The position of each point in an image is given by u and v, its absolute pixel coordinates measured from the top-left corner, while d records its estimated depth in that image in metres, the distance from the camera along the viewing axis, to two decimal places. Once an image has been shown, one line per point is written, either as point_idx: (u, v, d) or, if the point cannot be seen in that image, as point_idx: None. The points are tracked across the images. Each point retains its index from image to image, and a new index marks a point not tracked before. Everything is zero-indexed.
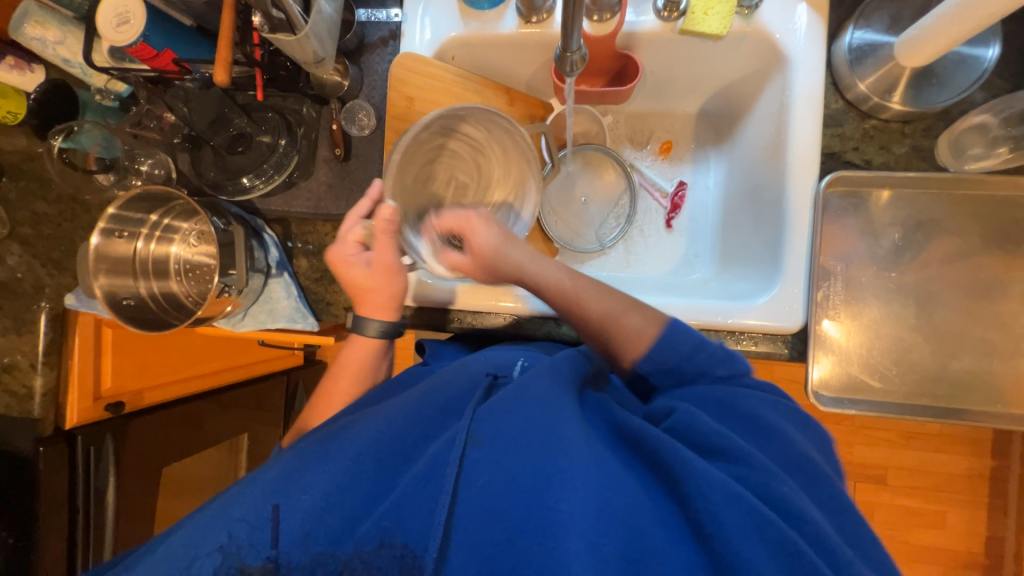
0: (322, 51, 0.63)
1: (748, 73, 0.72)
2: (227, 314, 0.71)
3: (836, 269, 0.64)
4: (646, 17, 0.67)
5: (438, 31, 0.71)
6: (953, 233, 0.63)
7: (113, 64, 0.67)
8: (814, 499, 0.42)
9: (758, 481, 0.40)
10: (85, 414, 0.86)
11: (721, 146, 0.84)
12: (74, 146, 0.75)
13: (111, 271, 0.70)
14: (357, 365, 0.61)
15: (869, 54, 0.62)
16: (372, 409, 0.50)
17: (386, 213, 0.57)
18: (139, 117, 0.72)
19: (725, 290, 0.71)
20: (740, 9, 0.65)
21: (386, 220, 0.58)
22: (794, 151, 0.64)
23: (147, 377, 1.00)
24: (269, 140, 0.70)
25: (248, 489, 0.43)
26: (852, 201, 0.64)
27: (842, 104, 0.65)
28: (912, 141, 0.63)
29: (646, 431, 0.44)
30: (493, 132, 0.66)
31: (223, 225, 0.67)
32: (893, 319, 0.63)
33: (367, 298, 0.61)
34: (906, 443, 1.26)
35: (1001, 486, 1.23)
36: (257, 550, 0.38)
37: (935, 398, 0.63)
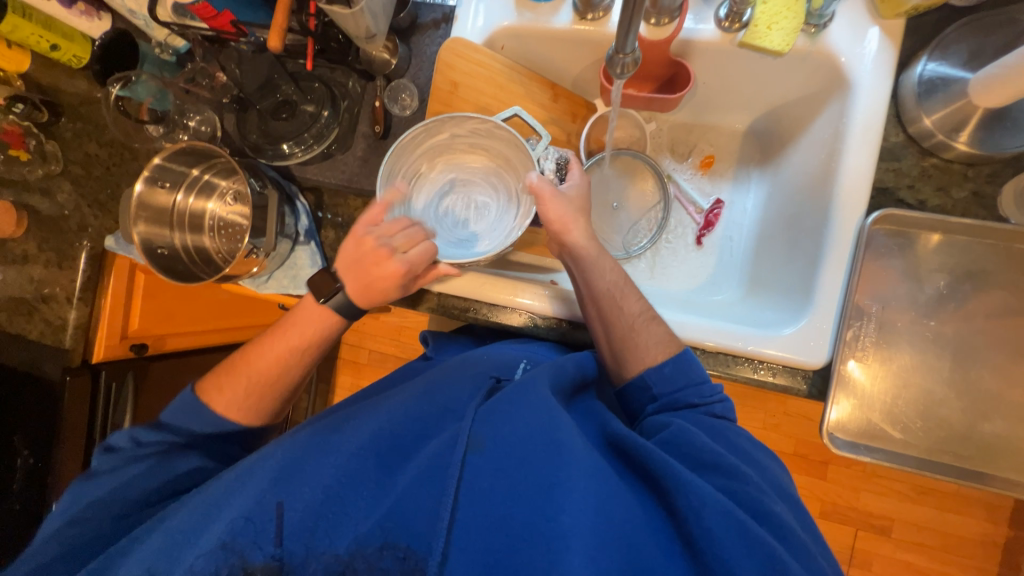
0: (375, 27, 0.63)
1: (804, 95, 0.69)
2: (252, 274, 0.73)
3: (871, 309, 0.61)
4: (705, 25, 0.65)
5: (491, 19, 0.71)
6: (1003, 288, 0.59)
7: (175, 19, 0.68)
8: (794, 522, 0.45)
9: (745, 498, 0.43)
10: (111, 351, 0.91)
11: (765, 167, 0.81)
12: (129, 95, 0.77)
13: (151, 219, 0.73)
14: (302, 332, 0.61)
15: (940, 88, 0.58)
16: (371, 403, 0.54)
17: None
18: (194, 74, 0.77)
19: (749, 318, 0.68)
20: (807, 27, 0.62)
21: None
22: (843, 185, 0.61)
23: (171, 324, 1.04)
24: (312, 110, 0.72)
25: (246, 481, 0.46)
26: (899, 241, 0.61)
27: (903, 138, 0.61)
28: (973, 186, 0.60)
29: (639, 444, 0.46)
30: (491, 141, 0.70)
31: (259, 187, 0.67)
32: (924, 369, 0.60)
33: (374, 285, 0.59)
34: (918, 498, 1.20)
35: (1015, 558, 1.17)
36: (259, 549, 0.41)
37: (958, 457, 0.60)
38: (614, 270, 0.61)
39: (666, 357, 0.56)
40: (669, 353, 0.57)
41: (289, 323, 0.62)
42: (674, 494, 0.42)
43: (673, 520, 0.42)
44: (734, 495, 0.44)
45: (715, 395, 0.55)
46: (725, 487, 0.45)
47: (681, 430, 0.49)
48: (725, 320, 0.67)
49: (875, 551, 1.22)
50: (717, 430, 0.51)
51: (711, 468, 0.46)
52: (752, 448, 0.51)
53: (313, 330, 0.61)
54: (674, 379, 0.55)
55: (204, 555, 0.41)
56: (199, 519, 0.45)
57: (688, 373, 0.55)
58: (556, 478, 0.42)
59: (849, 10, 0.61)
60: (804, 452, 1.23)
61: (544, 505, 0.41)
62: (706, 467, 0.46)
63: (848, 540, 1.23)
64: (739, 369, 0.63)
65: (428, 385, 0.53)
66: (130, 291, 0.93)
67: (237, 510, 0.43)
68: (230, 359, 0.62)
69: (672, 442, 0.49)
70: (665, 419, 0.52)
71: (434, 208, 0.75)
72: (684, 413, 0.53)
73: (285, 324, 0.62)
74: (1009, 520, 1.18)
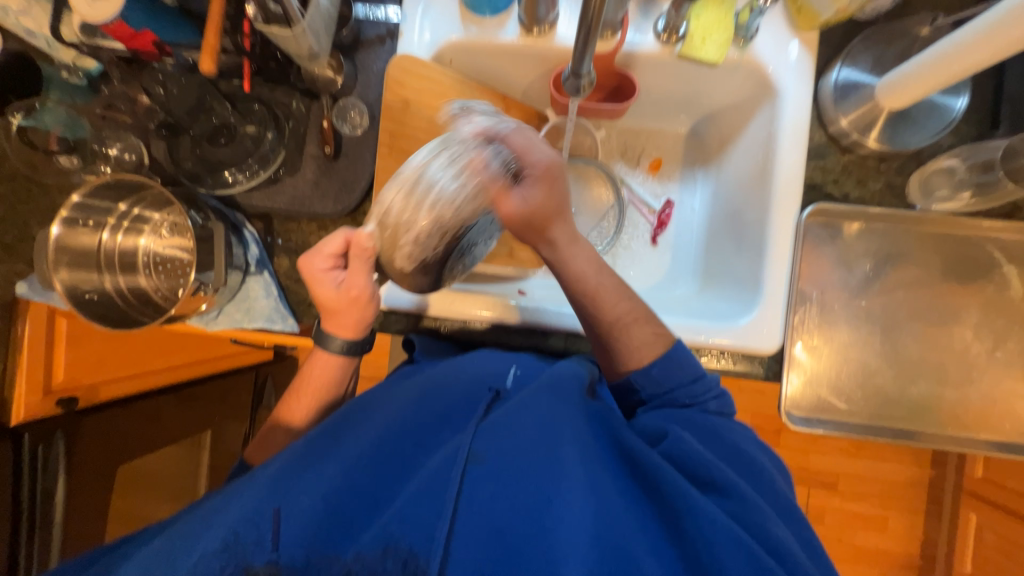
0: (317, 46, 0.60)
1: (739, 100, 0.74)
2: (200, 312, 0.68)
3: (812, 294, 0.68)
4: (645, 37, 0.68)
5: (438, 33, 0.70)
6: (916, 265, 0.67)
7: (84, 39, 0.61)
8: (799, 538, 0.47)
9: (750, 519, 0.44)
10: (29, 410, 0.82)
11: (708, 167, 0.86)
12: (34, 124, 0.70)
13: (73, 264, 0.66)
14: (320, 377, 0.63)
15: (852, 92, 0.65)
16: (368, 404, 0.53)
17: (363, 239, 0.56)
18: (111, 99, 0.68)
19: (706, 310, 0.73)
20: (737, 40, 0.67)
21: (363, 246, 0.56)
22: (779, 178, 0.66)
23: (105, 370, 0.92)
24: (254, 131, 0.69)
25: (246, 489, 0.45)
26: (829, 232, 0.67)
27: (825, 137, 0.68)
28: (887, 178, 0.67)
29: (648, 459, 0.47)
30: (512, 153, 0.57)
31: (200, 221, 0.64)
32: (860, 344, 0.67)
33: (336, 317, 0.60)
34: (856, 452, 1.33)
35: (938, 494, 1.32)
36: (261, 549, 0.40)
37: (893, 419, 0.67)
38: (578, 280, 0.58)
39: (657, 355, 0.57)
40: (663, 346, 0.58)
41: (303, 379, 0.63)
42: (680, 512, 0.44)
43: (676, 539, 0.43)
44: (741, 519, 0.45)
45: (711, 392, 0.57)
46: (730, 509, 0.45)
47: (679, 442, 0.50)
48: (685, 315, 0.71)
49: (826, 505, 1.35)
50: (716, 435, 0.53)
51: (716, 489, 0.47)
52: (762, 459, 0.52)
53: (324, 375, 0.63)
54: (663, 383, 0.56)
55: (203, 557, 0.39)
56: (200, 522, 0.43)
57: (678, 372, 0.56)
58: (555, 491, 0.43)
59: (771, 23, 0.67)
60: (760, 424, 1.33)
61: (545, 516, 0.41)
62: (707, 484, 0.47)
63: (803, 499, 1.35)
64: (704, 362, 0.67)
65: (426, 388, 0.54)
66: (50, 339, 0.84)
67: (235, 515, 0.42)
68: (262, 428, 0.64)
69: (673, 454, 0.50)
70: (662, 425, 0.53)
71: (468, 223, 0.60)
72: (681, 415, 0.55)
73: (298, 381, 0.64)
74: (930, 462, 1.33)
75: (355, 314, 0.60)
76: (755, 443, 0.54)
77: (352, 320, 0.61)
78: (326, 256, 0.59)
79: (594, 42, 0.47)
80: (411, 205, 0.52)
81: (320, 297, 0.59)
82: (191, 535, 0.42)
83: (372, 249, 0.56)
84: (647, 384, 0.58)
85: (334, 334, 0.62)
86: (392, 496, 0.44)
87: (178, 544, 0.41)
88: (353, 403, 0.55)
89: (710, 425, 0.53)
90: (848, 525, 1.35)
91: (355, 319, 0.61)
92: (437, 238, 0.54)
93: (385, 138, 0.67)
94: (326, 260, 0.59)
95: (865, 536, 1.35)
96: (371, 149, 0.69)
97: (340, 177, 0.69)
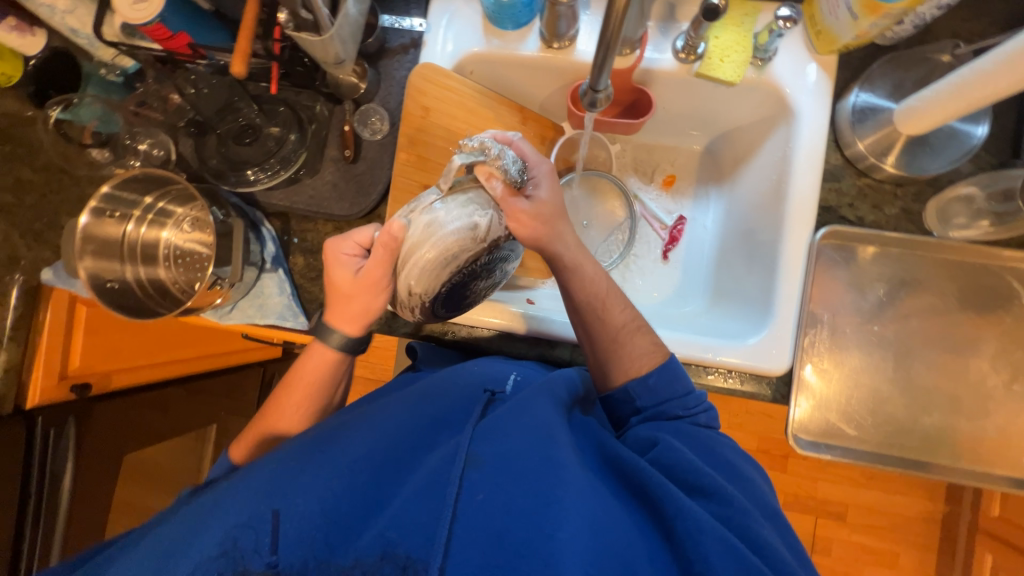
0: (344, 53, 0.62)
1: (755, 121, 0.75)
2: (215, 305, 0.70)
3: (823, 317, 0.67)
4: (664, 55, 0.69)
5: (460, 45, 0.72)
6: (932, 292, 0.66)
7: (123, 39, 0.64)
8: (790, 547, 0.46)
9: (738, 521, 0.44)
10: (47, 394, 0.83)
11: (722, 185, 0.86)
12: (71, 118, 0.73)
13: (98, 252, 0.68)
14: (311, 377, 0.63)
15: (870, 116, 0.65)
16: (363, 410, 0.54)
17: (394, 229, 0.50)
18: (145, 96, 0.72)
19: (715, 328, 0.72)
20: (754, 60, 0.68)
21: (393, 236, 0.51)
22: (793, 199, 0.66)
23: (119, 359, 0.95)
24: (278, 132, 0.70)
25: (240, 493, 0.44)
26: (843, 254, 0.67)
27: (841, 159, 0.68)
28: (902, 204, 0.66)
29: (639, 467, 0.47)
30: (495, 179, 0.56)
31: (222, 216, 0.66)
32: (872, 369, 0.66)
33: (339, 306, 0.59)
34: (867, 482, 1.30)
35: (952, 532, 1.28)
36: (258, 556, 0.40)
37: (904, 449, 0.66)
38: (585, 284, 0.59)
39: (652, 366, 0.58)
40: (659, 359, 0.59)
41: (297, 376, 0.64)
42: (671, 517, 0.44)
43: (668, 542, 0.43)
44: (729, 521, 0.44)
45: (702, 405, 0.57)
46: (719, 513, 0.45)
47: (668, 449, 0.50)
48: (692, 332, 0.71)
49: (834, 537, 1.31)
50: (707, 445, 0.53)
51: (705, 493, 0.46)
52: (747, 467, 0.52)
53: (316, 374, 0.63)
54: (659, 392, 0.57)
55: (201, 564, 0.40)
56: (193, 527, 0.43)
57: (673, 384, 0.57)
58: (554, 495, 0.42)
59: (790, 45, 0.67)
60: (767, 448, 1.31)
61: (543, 519, 0.41)
62: (698, 490, 0.47)
63: (810, 529, 1.31)
64: (710, 379, 0.66)
65: (421, 392, 0.54)
66: (71, 324, 0.86)
67: (231, 519, 0.42)
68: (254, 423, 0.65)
69: (661, 461, 0.50)
70: (652, 434, 0.54)
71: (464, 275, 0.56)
72: (670, 425, 0.55)
73: (291, 377, 0.64)
74: (944, 498, 1.29)
75: (367, 299, 0.58)
76: (739, 454, 0.54)
77: (361, 307, 0.58)
78: (354, 244, 0.59)
79: (612, 57, 0.48)
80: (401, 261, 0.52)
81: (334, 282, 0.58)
82: (185, 541, 0.42)
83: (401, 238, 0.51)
84: (641, 393, 0.58)
85: (333, 329, 0.61)
86: (388, 498, 0.44)
87: (175, 548, 0.42)
88: (349, 409, 0.55)
89: (696, 434, 0.54)
90: (858, 559, 1.31)
91: (355, 311, 0.59)
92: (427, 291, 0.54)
93: (403, 144, 0.69)
94: (353, 247, 0.59)
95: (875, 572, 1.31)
96: (389, 154, 0.71)
97: (358, 180, 0.71)
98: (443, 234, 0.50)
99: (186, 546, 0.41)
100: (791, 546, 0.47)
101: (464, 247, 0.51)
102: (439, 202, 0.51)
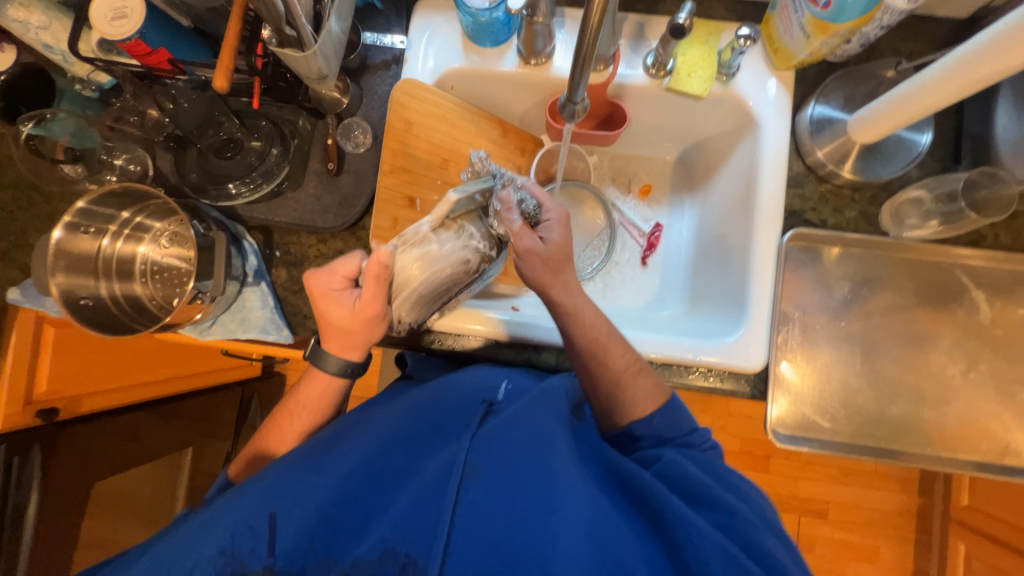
0: (327, 69, 0.64)
1: (723, 131, 0.79)
2: (194, 322, 0.68)
3: (794, 315, 0.70)
4: (636, 71, 0.73)
5: (441, 61, 0.74)
6: (892, 289, 0.71)
7: (101, 55, 0.64)
8: (794, 559, 0.47)
9: (739, 530, 0.45)
10: (9, 422, 0.78)
11: (695, 194, 0.90)
12: (42, 134, 0.71)
13: (70, 268, 0.66)
14: (315, 402, 0.63)
15: (826, 126, 0.70)
16: (360, 421, 0.53)
17: (381, 258, 0.53)
18: (122, 111, 0.72)
19: (695, 329, 0.75)
20: (720, 76, 0.72)
21: (380, 264, 0.54)
22: (761, 205, 0.70)
23: (87, 382, 0.91)
24: (260, 146, 0.70)
25: (236, 496, 0.44)
26: (810, 255, 0.71)
27: (803, 167, 0.72)
28: (860, 207, 0.71)
29: (641, 476, 0.48)
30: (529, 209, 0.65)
31: (203, 229, 0.64)
32: (842, 364, 0.70)
33: (335, 335, 0.60)
34: (845, 478, 1.34)
35: (925, 522, 1.33)
36: (257, 555, 0.41)
37: (875, 439, 0.69)
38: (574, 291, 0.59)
39: (656, 407, 0.58)
40: (659, 402, 0.58)
41: (297, 399, 0.63)
42: (676, 527, 0.44)
43: (664, 548, 0.44)
44: (732, 531, 0.46)
45: (706, 443, 0.57)
46: (720, 523, 0.46)
47: (671, 462, 0.52)
48: (673, 334, 0.73)
49: (816, 534, 1.34)
50: (710, 466, 0.54)
51: (707, 504, 0.48)
52: (746, 484, 0.53)
53: (321, 398, 0.63)
54: (664, 431, 0.57)
55: (203, 561, 0.40)
56: (194, 528, 0.43)
57: (675, 424, 0.57)
58: (553, 504, 0.43)
59: (751, 63, 0.72)
60: (749, 449, 1.34)
61: (541, 528, 0.42)
62: (699, 500, 0.48)
63: (794, 528, 1.34)
64: (691, 379, 0.69)
65: (418, 400, 0.54)
66: (37, 346, 0.82)
67: (232, 520, 0.42)
68: (252, 451, 0.64)
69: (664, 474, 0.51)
70: (656, 451, 0.55)
71: (448, 299, 0.67)
72: (676, 448, 0.55)
73: (292, 402, 0.64)
74: (917, 490, 1.34)
75: (367, 333, 0.60)
76: (744, 477, 0.55)
77: (364, 339, 0.60)
78: (339, 277, 0.59)
79: (588, 72, 0.51)
80: (396, 291, 0.61)
81: (332, 317, 0.58)
82: (187, 542, 0.42)
83: (387, 265, 0.54)
84: (644, 433, 0.57)
85: (330, 354, 0.62)
86: (387, 502, 0.45)
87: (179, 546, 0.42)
88: (347, 417, 0.56)
89: (706, 459, 0.55)
90: (840, 555, 1.34)
91: (347, 340, 0.60)
92: (416, 313, 0.64)
93: (387, 156, 0.69)
94: (341, 281, 0.59)
95: (856, 567, 1.34)
96: (373, 166, 0.72)
97: (341, 193, 0.71)
98: (434, 262, 0.61)
99: (183, 552, 0.41)
100: (793, 555, 0.47)
101: (452, 271, 0.63)
102: (430, 236, 0.62)
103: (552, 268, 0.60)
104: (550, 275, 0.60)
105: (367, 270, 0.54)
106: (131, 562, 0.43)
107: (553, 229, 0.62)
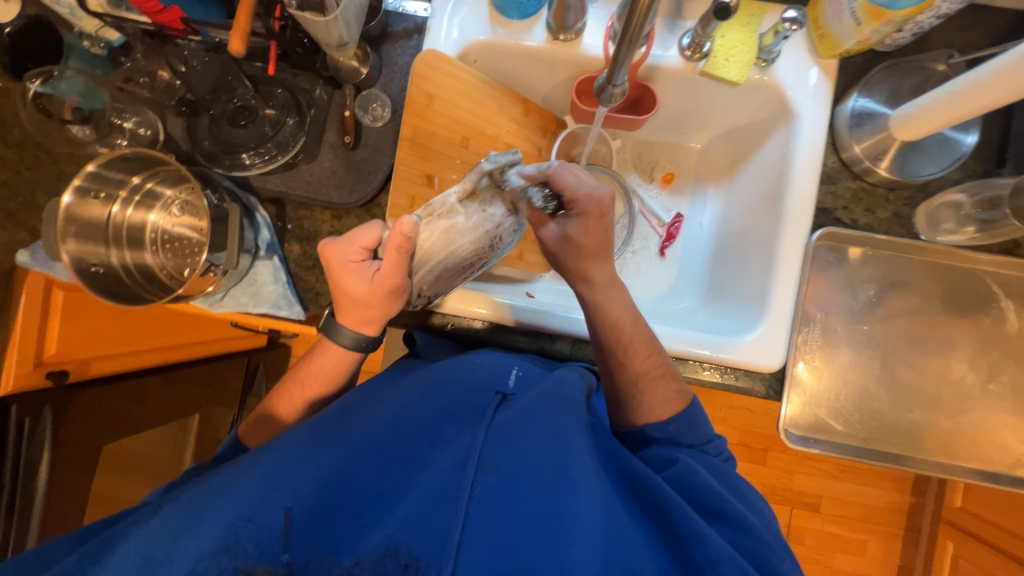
0: (347, 36, 0.61)
1: (757, 120, 0.76)
2: (205, 294, 0.68)
3: (817, 316, 0.69)
4: (670, 53, 0.69)
5: (465, 32, 0.71)
6: (918, 294, 0.69)
7: (108, 9, 0.61)
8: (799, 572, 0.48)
9: (750, 546, 0.46)
10: (20, 381, 0.79)
11: (719, 184, 0.87)
12: (51, 92, 0.69)
13: (80, 234, 0.65)
14: (327, 374, 0.63)
15: (868, 121, 0.66)
16: (368, 407, 0.52)
17: (404, 229, 0.51)
18: (132, 72, 0.69)
19: (710, 325, 0.74)
20: (758, 61, 0.69)
21: (403, 236, 0.51)
22: (791, 203, 0.68)
23: (99, 346, 0.93)
24: (275, 115, 0.68)
25: (248, 474, 0.43)
26: (836, 256, 0.69)
27: (837, 162, 0.70)
28: (895, 207, 0.68)
29: (651, 482, 0.48)
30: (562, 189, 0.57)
31: (216, 200, 0.62)
32: (860, 368, 0.69)
33: (349, 310, 0.59)
34: (840, 475, 1.35)
35: (917, 520, 1.35)
36: (264, 552, 0.39)
37: (887, 444, 0.68)
38: None
39: (674, 413, 0.57)
40: (676, 409, 0.58)
41: (308, 369, 0.63)
42: (688, 540, 0.44)
43: (673, 557, 0.44)
44: (744, 549, 0.46)
45: (722, 454, 0.58)
46: (734, 540, 0.46)
47: (686, 469, 0.51)
48: (691, 329, 0.71)
49: (808, 526, 1.36)
50: (724, 475, 0.54)
51: (721, 518, 0.48)
52: (758, 499, 0.54)
53: (336, 368, 0.63)
54: (681, 437, 0.56)
55: (204, 557, 0.37)
56: (199, 509, 0.42)
57: (692, 432, 0.57)
58: (565, 509, 0.42)
59: (793, 48, 0.68)
60: (747, 442, 1.35)
61: (556, 532, 0.41)
62: (716, 514, 0.48)
63: (786, 519, 1.36)
64: (706, 376, 0.68)
65: (429, 389, 0.53)
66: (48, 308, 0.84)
67: (235, 509, 0.40)
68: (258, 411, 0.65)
69: (677, 480, 0.51)
70: (670, 454, 0.54)
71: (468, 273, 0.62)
72: (690, 453, 0.55)
73: (303, 371, 0.63)
74: (911, 489, 1.35)
75: (384, 307, 0.59)
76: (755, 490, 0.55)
77: (379, 314, 0.59)
78: (358, 248, 0.57)
79: (634, 53, 0.48)
80: (416, 266, 0.57)
81: (348, 290, 0.57)
82: (192, 521, 0.40)
83: (410, 238, 0.51)
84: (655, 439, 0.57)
85: (346, 328, 0.61)
86: (399, 495, 0.43)
87: (178, 526, 0.40)
88: (356, 398, 0.55)
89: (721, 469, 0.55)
90: (829, 547, 1.37)
91: (361, 315, 0.59)
92: (435, 288, 0.61)
93: (406, 132, 0.66)
94: (359, 252, 0.57)
95: (845, 559, 1.37)
96: (391, 141, 0.69)
97: (358, 168, 0.69)
98: (459, 237, 0.55)
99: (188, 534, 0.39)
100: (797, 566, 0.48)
101: (476, 246, 0.57)
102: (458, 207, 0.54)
103: (582, 256, 0.59)
104: (577, 261, 0.59)
105: (389, 242, 0.52)
106: (133, 536, 0.41)
107: (577, 221, 0.57)
